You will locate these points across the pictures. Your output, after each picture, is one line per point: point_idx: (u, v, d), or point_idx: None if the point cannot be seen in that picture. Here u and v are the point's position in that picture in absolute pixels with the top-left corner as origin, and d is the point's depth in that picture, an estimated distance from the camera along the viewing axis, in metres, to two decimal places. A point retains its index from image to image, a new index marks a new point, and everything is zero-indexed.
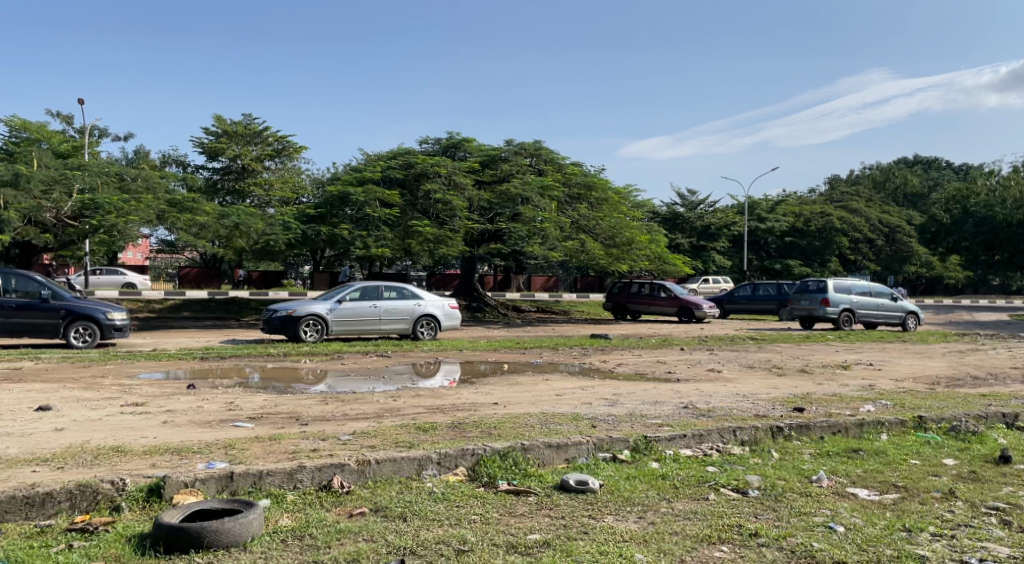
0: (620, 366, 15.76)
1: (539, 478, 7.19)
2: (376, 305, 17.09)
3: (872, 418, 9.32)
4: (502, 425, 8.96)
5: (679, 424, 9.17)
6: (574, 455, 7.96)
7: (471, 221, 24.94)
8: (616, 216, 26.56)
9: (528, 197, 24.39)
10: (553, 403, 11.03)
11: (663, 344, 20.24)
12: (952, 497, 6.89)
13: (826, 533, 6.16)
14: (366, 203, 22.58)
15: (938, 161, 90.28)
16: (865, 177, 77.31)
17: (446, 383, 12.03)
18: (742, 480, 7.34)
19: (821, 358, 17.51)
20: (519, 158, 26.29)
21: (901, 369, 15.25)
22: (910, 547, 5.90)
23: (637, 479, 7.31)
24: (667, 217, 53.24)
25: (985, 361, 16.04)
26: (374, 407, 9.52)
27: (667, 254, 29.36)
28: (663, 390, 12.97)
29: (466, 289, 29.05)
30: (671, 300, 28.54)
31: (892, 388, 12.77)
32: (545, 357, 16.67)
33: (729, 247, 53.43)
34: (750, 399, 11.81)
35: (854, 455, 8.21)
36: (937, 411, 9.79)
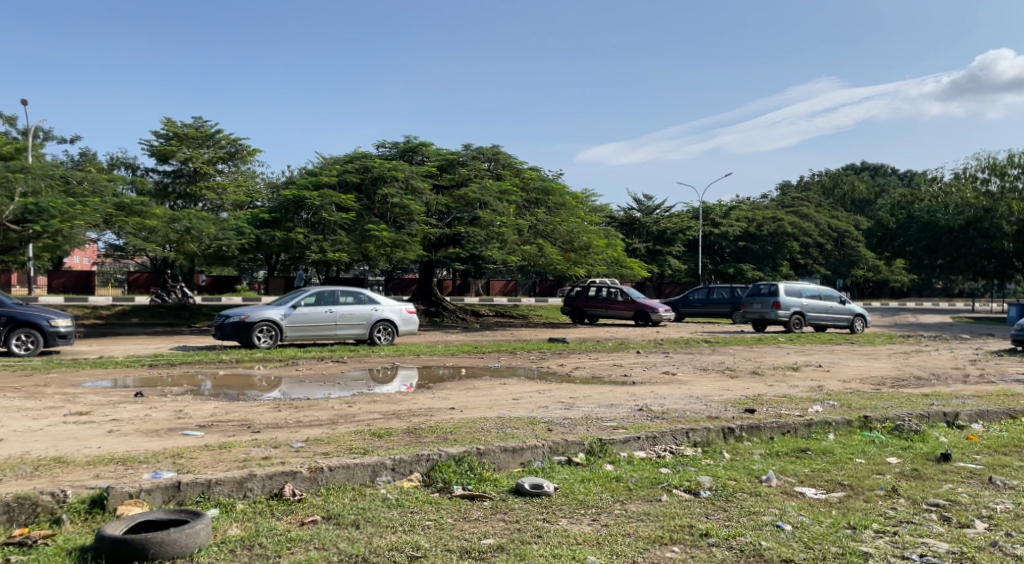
0: (577, 370, 15.85)
1: (494, 483, 7.21)
2: (332, 311, 16.96)
3: (819, 419, 9.51)
4: (458, 430, 8.97)
5: (633, 427, 9.28)
6: (529, 459, 8.00)
7: (429, 226, 24.86)
8: (573, 221, 26.85)
9: (486, 201, 24.54)
10: (510, 408, 11.05)
11: (620, 347, 20.38)
12: (895, 495, 7.06)
13: (775, 532, 6.27)
14: (322, 207, 22.43)
15: (884, 167, 92.47)
16: (815, 182, 78.82)
17: (402, 389, 11.99)
18: (695, 480, 7.45)
19: (772, 359, 17.78)
20: (477, 162, 26.43)
21: (849, 370, 15.57)
22: (854, 544, 6.03)
23: (591, 481, 7.36)
24: (624, 222, 53.73)
25: (930, 362, 16.48)
26: (329, 413, 9.46)
27: (624, 258, 29.69)
28: (619, 393, 13.07)
29: (424, 294, 28.95)
30: (628, 303, 28.78)
31: (840, 389, 13.04)
32: (502, 361, 16.70)
33: (684, 252, 53.97)
34: (702, 401, 11.95)
35: (802, 455, 8.37)
36: (882, 411, 10.01)
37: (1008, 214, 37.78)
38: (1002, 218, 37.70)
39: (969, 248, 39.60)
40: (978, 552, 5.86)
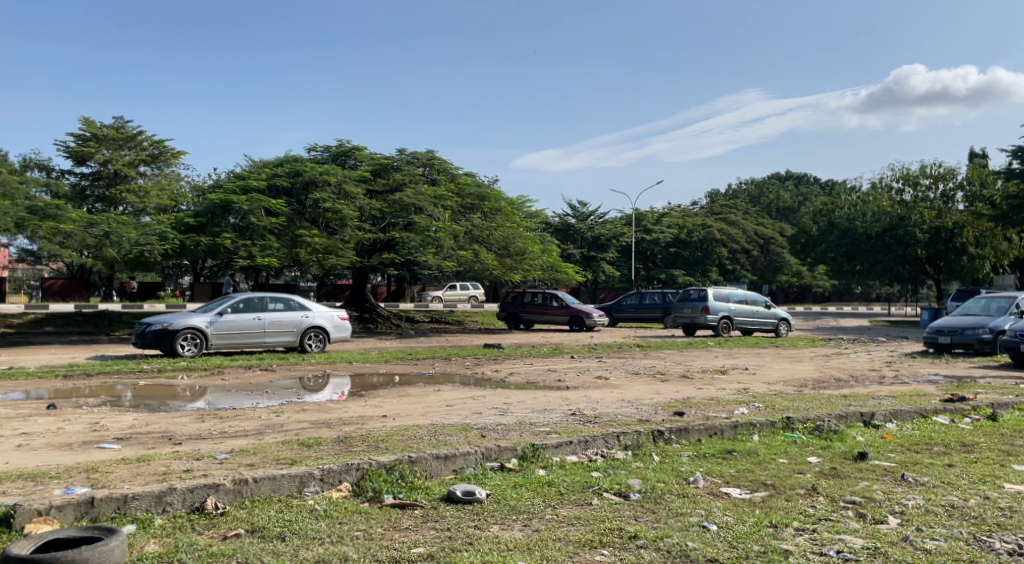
0: (511, 375, 15.89)
1: (425, 491, 7.19)
2: (260, 318, 16.65)
3: (745, 420, 9.75)
4: (390, 438, 8.90)
5: (566, 431, 9.36)
6: (462, 466, 7.99)
7: (362, 231, 24.60)
8: (509, 226, 26.99)
9: (421, 206, 24.38)
10: (443, 414, 11.02)
11: (554, 352, 20.53)
12: (815, 494, 7.28)
13: (701, 532, 6.39)
14: (250, 211, 22.00)
15: (806, 177, 95.56)
16: (741, 190, 80.88)
17: (334, 397, 11.85)
18: (624, 484, 7.54)
19: (701, 363, 18.15)
20: (411, 167, 26.32)
21: (773, 373, 15.99)
22: (775, 543, 6.19)
23: (523, 487, 7.40)
24: (558, 228, 54.10)
25: (849, 363, 17.05)
26: (255, 423, 9.30)
27: (560, 264, 29.91)
28: (551, 397, 13.17)
29: (358, 300, 28.65)
30: (563, 308, 28.98)
31: (765, 391, 13.36)
32: (437, 367, 16.65)
33: (617, 258, 54.61)
34: (633, 405, 12.13)
35: (729, 456, 8.57)
36: (804, 412, 10.31)
37: (921, 223, 40.08)
38: (915, 226, 39.80)
39: (884, 255, 41.14)
40: (891, 547, 6.07)
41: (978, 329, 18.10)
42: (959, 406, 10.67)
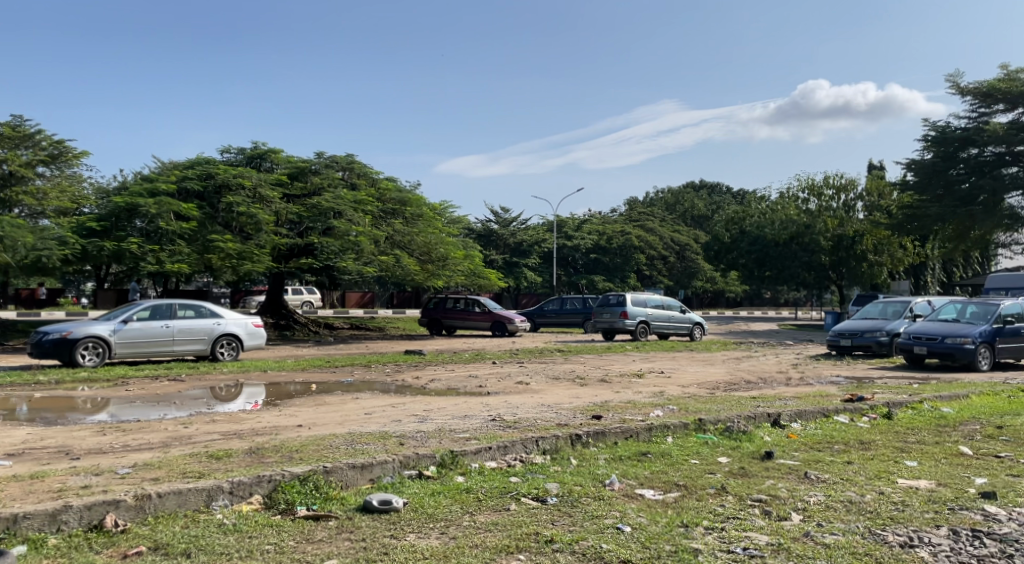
0: (431, 382, 15.81)
1: (340, 501, 7.10)
2: (169, 326, 16.17)
3: (659, 423, 9.94)
4: (305, 448, 8.75)
5: (485, 437, 9.37)
6: (379, 475, 7.92)
7: (279, 235, 24.15)
8: (430, 232, 26.94)
9: (341, 210, 24.14)
10: (360, 423, 10.90)
11: (475, 358, 20.52)
12: (724, 493, 7.47)
13: (615, 534, 6.48)
14: (158, 215, 21.39)
15: (719, 186, 98.20)
16: (658, 198, 82.62)
17: (248, 407, 11.58)
18: (542, 488, 7.59)
19: (619, 367, 18.43)
20: (330, 171, 25.92)
21: (687, 375, 16.38)
22: (686, 542, 6.33)
23: (441, 495, 7.37)
24: (481, 234, 54.14)
25: (759, 366, 17.60)
26: (161, 436, 9.04)
27: (482, 270, 29.98)
28: (471, 403, 13.16)
29: (274, 306, 28.10)
30: (485, 314, 29.03)
31: (679, 393, 13.66)
32: (355, 374, 16.45)
33: (539, 264, 54.91)
34: (552, 409, 12.24)
35: (643, 458, 8.71)
36: (715, 414, 10.57)
37: (825, 231, 41.23)
38: (820, 234, 41.24)
39: (792, 261, 42.96)
40: (793, 543, 6.27)
41: (875, 332, 18.92)
42: (857, 405, 11.11)
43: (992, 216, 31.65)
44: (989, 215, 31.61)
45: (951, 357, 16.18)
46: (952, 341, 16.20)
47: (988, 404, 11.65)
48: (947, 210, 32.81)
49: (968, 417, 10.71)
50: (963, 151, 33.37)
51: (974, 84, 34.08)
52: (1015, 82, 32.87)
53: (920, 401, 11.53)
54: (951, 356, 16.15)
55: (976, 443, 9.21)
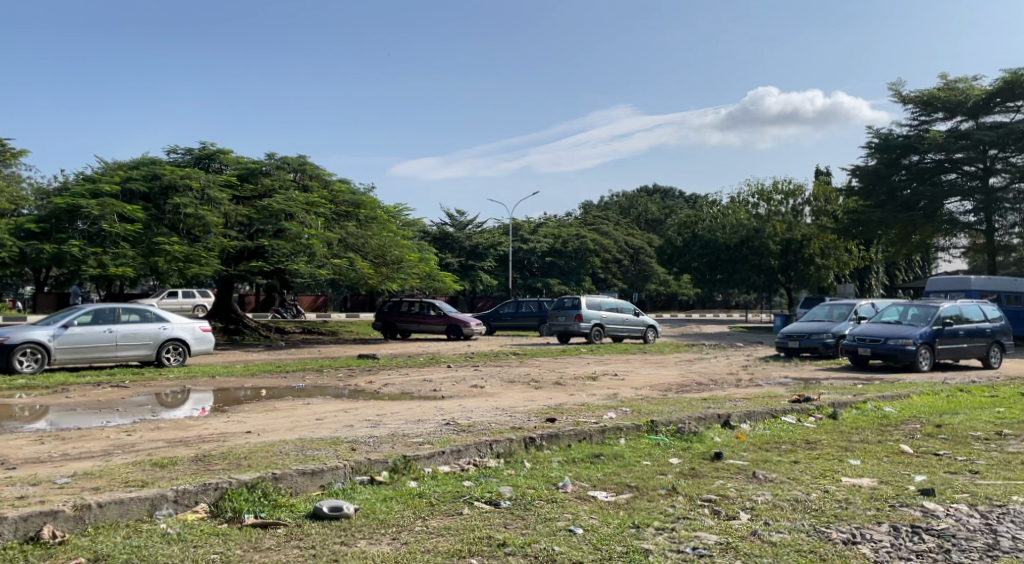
0: (385, 386, 15.67)
1: (289, 508, 6.99)
2: (112, 331, 15.79)
3: (612, 425, 9.98)
4: (253, 455, 8.61)
5: (438, 441, 9.32)
6: (329, 481, 7.82)
7: (227, 237, 23.78)
8: (385, 235, 26.78)
9: (292, 212, 23.89)
10: (312, 428, 10.76)
11: (429, 362, 20.39)
12: (674, 493, 7.53)
13: (567, 536, 6.49)
14: (101, 217, 20.91)
15: (672, 191, 99.33)
16: (612, 202, 83.25)
17: (195, 413, 11.36)
18: (495, 492, 7.57)
19: (574, 370, 18.47)
20: (280, 172, 25.63)
21: (641, 378, 16.49)
22: (637, 542, 6.36)
23: (393, 500, 7.31)
24: (436, 237, 53.86)
25: (710, 368, 17.80)
26: (103, 444, 8.82)
27: (437, 273, 29.87)
28: (425, 408, 13.07)
29: (223, 311, 27.66)
30: (440, 317, 28.89)
31: (632, 396, 13.75)
32: (307, 380, 16.23)
33: (495, 267, 54.80)
34: (507, 412, 12.22)
35: (596, 460, 8.73)
36: (666, 416, 10.65)
37: (774, 235, 42.07)
38: (769, 239, 41.89)
39: (743, 264, 43.44)
40: (741, 542, 6.34)
41: (822, 334, 19.28)
42: (804, 406, 11.29)
43: (933, 220, 32.62)
44: (930, 220, 32.55)
45: (892, 359, 16.56)
46: (893, 343, 16.59)
47: (929, 403, 11.93)
48: (890, 216, 33.53)
49: (909, 416, 10.96)
50: (905, 157, 34.26)
51: (915, 93, 34.99)
52: (954, 91, 33.85)
53: (864, 402, 11.76)
54: (893, 357, 16.53)
55: (917, 441, 9.43)
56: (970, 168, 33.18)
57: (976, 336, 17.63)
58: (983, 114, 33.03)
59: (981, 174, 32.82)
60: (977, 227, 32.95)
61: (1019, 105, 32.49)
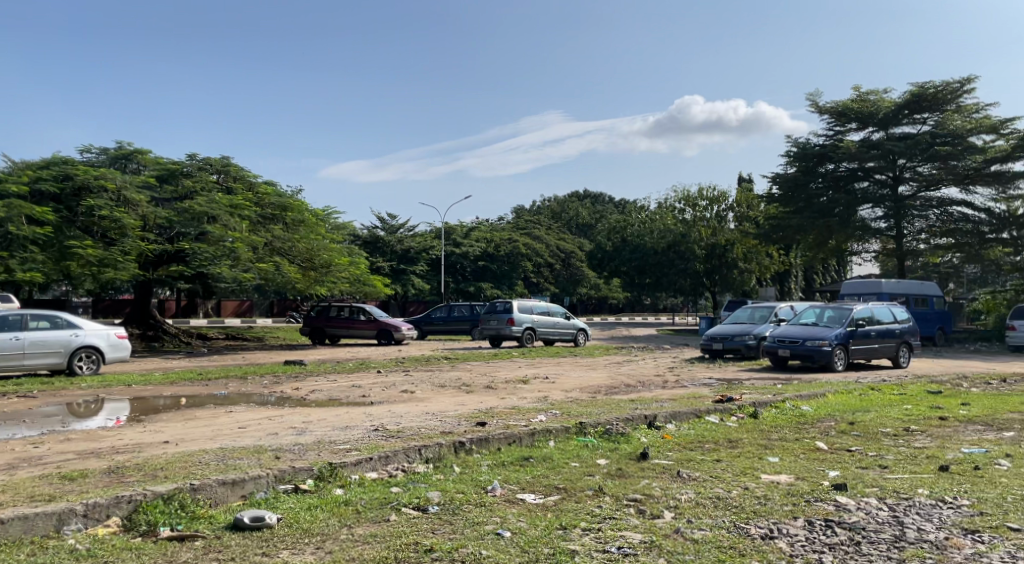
0: (313, 392, 15.40)
1: (208, 520, 6.79)
2: (19, 338, 15.17)
3: (541, 427, 9.99)
4: (171, 465, 8.35)
5: (366, 448, 9.18)
6: (252, 490, 7.63)
7: (145, 240, 23.09)
8: (313, 238, 26.35)
9: (215, 215, 23.35)
10: (234, 437, 10.50)
11: (359, 367, 20.13)
12: (602, 494, 7.56)
13: (495, 540, 6.45)
14: (9, 219, 19.97)
15: (603, 196, 100.38)
16: (544, 207, 83.75)
17: (108, 423, 10.96)
18: (424, 497, 7.48)
19: (505, 374, 18.45)
20: (203, 173, 25.02)
21: (571, 380, 16.58)
22: (564, 543, 6.36)
23: (318, 508, 7.16)
24: (367, 240, 53.19)
25: (639, 370, 18.00)
26: (7, 457, 8.42)
27: (368, 277, 29.53)
28: (354, 414, 12.88)
29: (141, 317, 26.81)
30: (371, 322, 28.62)
31: (562, 398, 13.82)
32: (230, 387, 15.85)
33: (427, 271, 54.44)
34: (437, 417, 12.12)
35: (525, 463, 8.72)
36: (595, 417, 10.71)
37: (699, 239, 43.01)
38: (695, 243, 42.78)
39: (670, 268, 44.07)
40: (665, 540, 6.40)
41: (745, 335, 19.74)
42: (727, 406, 11.51)
43: (846, 227, 33.49)
44: (844, 227, 33.45)
45: (810, 359, 17.02)
46: (811, 344, 17.05)
47: (844, 402, 12.30)
48: (807, 222, 34.58)
49: (825, 414, 11.27)
50: (822, 166, 35.42)
51: (831, 103, 36.08)
52: (866, 102, 35.11)
53: (783, 401, 12.05)
54: (811, 357, 16.98)
55: (831, 439, 9.69)
56: (881, 176, 34.41)
57: (886, 336, 18.25)
58: (892, 125, 34.33)
59: (891, 182, 34.11)
60: (887, 232, 34.33)
61: (925, 117, 33.89)
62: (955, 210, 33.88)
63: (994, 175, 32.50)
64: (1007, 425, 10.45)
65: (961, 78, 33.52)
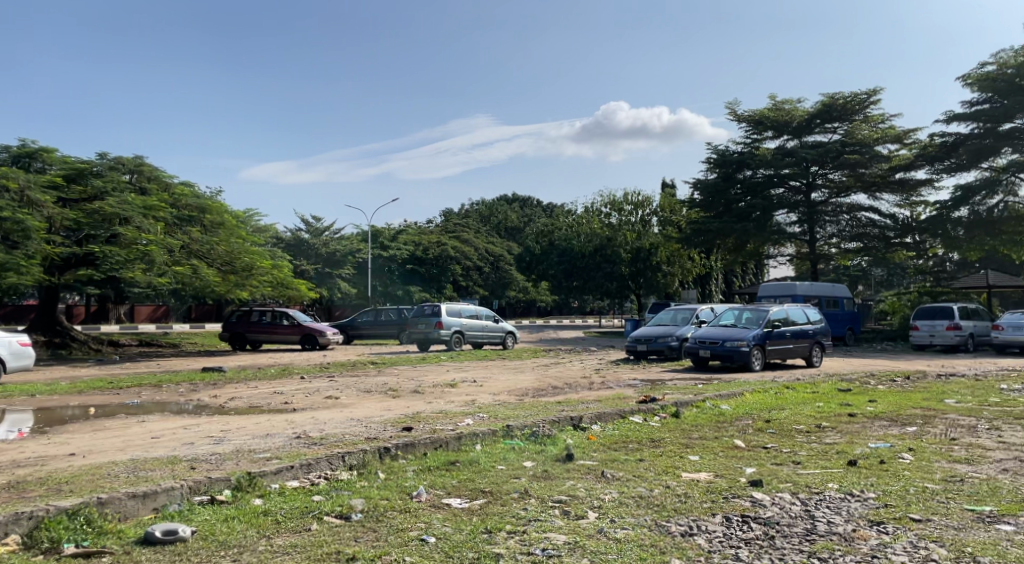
0: (233, 400, 14.97)
1: (117, 534, 6.50)
2: None
3: (468, 431, 9.89)
4: (79, 478, 7.98)
5: (288, 456, 8.94)
6: (164, 503, 7.33)
7: (52, 243, 22.16)
8: (233, 241, 25.73)
9: (128, 215, 22.63)
10: (148, 447, 10.12)
11: (282, 374, 19.66)
12: (528, 496, 7.52)
13: (419, 545, 6.34)
14: None
15: (531, 200, 100.75)
16: (473, 210, 83.63)
17: (10, 436, 10.43)
18: (347, 505, 7.30)
19: (432, 378, 18.26)
20: (114, 174, 24.01)
21: (498, 383, 16.54)
22: (488, 547, 6.29)
23: (236, 519, 6.92)
24: (290, 243, 52.16)
25: (565, 372, 18.05)
26: None
27: (291, 280, 28.98)
28: (276, 421, 12.56)
29: (47, 323, 25.70)
30: (294, 327, 28.04)
31: (489, 401, 13.75)
32: (144, 395, 15.29)
33: (353, 275, 53.74)
34: (361, 423, 11.91)
35: (452, 467, 8.62)
36: (521, 420, 10.66)
37: (624, 243, 43.59)
38: (620, 247, 43.36)
39: (596, 271, 44.54)
40: (588, 540, 6.38)
41: (668, 336, 20.03)
42: (650, 406, 11.61)
43: (763, 231, 34.46)
44: (760, 231, 34.36)
45: (730, 359, 17.34)
46: (730, 344, 17.39)
47: (760, 400, 12.56)
48: (727, 226, 35.26)
49: (743, 412, 11.48)
50: (740, 172, 36.13)
51: (749, 112, 36.95)
52: (781, 111, 36.02)
53: (703, 400, 12.25)
54: (730, 358, 17.32)
55: (748, 436, 9.87)
56: (795, 183, 35.37)
57: (800, 336, 18.74)
58: (806, 134, 35.38)
59: (804, 189, 35.13)
60: (801, 236, 35.41)
61: (836, 126, 35.06)
62: (863, 216, 35.17)
63: (899, 183, 33.98)
64: (910, 420, 10.82)
65: (868, 89, 34.86)
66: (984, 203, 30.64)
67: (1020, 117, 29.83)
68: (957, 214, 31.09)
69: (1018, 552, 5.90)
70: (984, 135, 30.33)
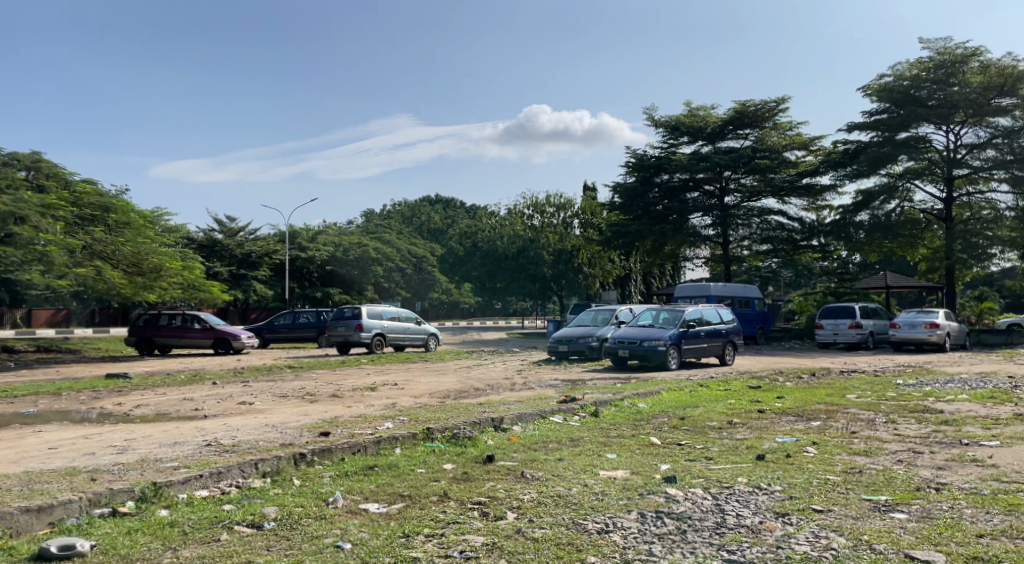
0: (139, 407, 14.38)
1: (9, 552, 6.14)
2: None
3: (387, 435, 9.71)
4: None
5: (197, 464, 8.61)
6: (60, 517, 6.95)
7: None
8: (141, 241, 24.81)
9: (24, 214, 21.47)
10: (44, 459, 9.60)
11: (193, 379, 19.01)
12: (446, 499, 7.40)
13: (334, 552, 6.17)
14: None
15: (454, 201, 100.29)
16: (395, 211, 82.80)
17: None
18: (259, 513, 7.06)
19: (351, 381, 17.95)
20: (8, 169, 22.89)
21: (418, 386, 16.34)
22: (405, 551, 6.15)
23: (139, 532, 6.60)
24: (203, 244, 50.60)
25: (486, 373, 17.97)
26: None
27: (203, 283, 28.13)
28: (185, 429, 12.12)
29: None
30: (206, 331, 27.18)
31: (409, 404, 13.57)
32: (43, 404, 14.56)
33: (270, 276, 52.42)
34: (276, 429, 11.58)
35: (370, 472, 8.43)
36: (441, 422, 10.53)
37: (547, 245, 43.87)
38: (543, 249, 43.60)
39: (519, 273, 44.61)
40: (506, 540, 6.32)
41: (588, 337, 20.17)
42: (569, 406, 11.63)
43: (679, 233, 35.11)
44: (677, 233, 35.01)
45: (648, 359, 17.58)
46: (647, 344, 17.63)
47: (675, 398, 12.75)
48: (644, 229, 35.79)
49: (659, 410, 11.62)
50: (657, 176, 36.68)
51: (666, 117, 37.59)
52: (696, 117, 36.71)
53: (621, 399, 12.35)
54: (648, 357, 17.55)
55: (664, 434, 9.98)
56: (710, 187, 36.16)
57: (715, 336, 19.13)
58: (719, 139, 36.19)
59: (718, 193, 35.95)
60: (715, 239, 36.18)
61: (747, 132, 35.98)
62: (773, 219, 36.17)
63: (806, 188, 35.10)
64: (815, 415, 11.16)
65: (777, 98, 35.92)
66: (882, 208, 31.84)
67: (915, 127, 31.13)
68: (859, 218, 32.33)
69: (910, 539, 6.09)
70: (883, 142, 31.60)
